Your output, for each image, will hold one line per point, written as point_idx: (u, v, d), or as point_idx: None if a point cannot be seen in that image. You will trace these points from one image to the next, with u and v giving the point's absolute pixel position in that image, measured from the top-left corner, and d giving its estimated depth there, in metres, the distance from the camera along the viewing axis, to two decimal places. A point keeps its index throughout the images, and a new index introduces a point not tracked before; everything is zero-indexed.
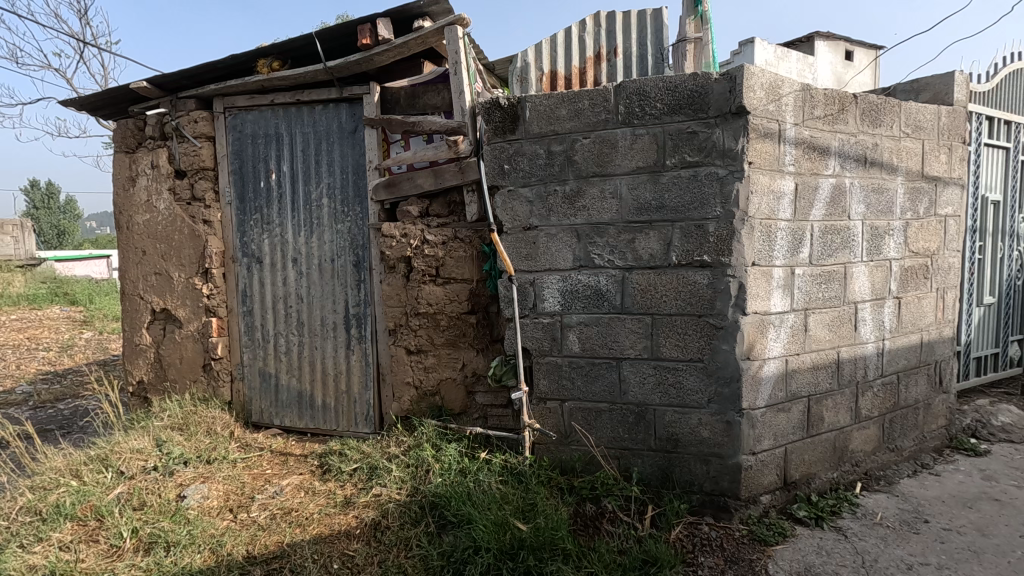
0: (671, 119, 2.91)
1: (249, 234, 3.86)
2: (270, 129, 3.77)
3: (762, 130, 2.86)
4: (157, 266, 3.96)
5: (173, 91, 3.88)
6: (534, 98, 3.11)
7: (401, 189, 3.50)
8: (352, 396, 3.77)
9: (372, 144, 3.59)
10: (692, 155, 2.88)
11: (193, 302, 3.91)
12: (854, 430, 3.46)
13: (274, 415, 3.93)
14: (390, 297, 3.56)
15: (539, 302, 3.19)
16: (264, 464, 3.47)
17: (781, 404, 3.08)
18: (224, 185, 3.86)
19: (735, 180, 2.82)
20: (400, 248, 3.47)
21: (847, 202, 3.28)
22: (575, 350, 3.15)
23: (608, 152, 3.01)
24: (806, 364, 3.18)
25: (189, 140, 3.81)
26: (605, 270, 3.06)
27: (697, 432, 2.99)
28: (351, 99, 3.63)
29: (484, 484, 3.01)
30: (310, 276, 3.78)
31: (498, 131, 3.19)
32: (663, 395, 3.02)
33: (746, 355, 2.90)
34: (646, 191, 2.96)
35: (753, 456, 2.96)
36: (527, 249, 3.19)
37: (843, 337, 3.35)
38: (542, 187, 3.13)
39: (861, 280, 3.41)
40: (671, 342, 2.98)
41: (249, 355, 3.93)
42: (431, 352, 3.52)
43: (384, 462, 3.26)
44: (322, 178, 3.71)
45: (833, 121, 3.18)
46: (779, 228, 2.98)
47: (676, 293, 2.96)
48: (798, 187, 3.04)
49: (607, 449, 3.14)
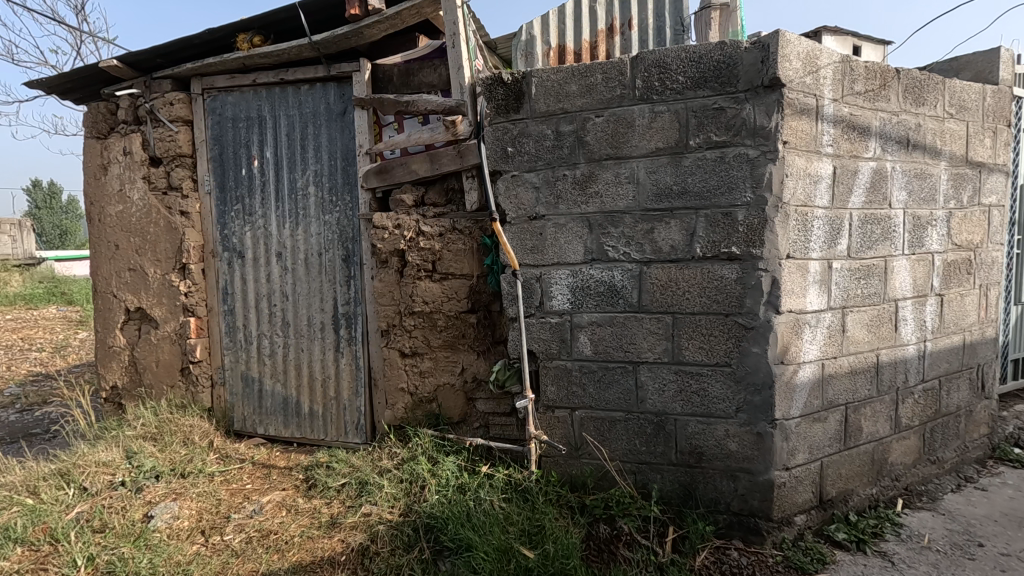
0: (695, 94, 2.59)
1: (230, 226, 3.55)
2: (253, 112, 3.47)
3: (798, 105, 2.54)
4: (131, 261, 3.64)
5: (147, 71, 3.56)
6: (541, 73, 2.79)
7: (394, 176, 3.19)
8: (341, 403, 3.45)
9: (362, 127, 3.27)
10: (719, 134, 2.57)
11: (170, 300, 3.60)
12: (893, 442, 3.13)
13: (258, 423, 3.62)
14: (382, 295, 3.25)
15: (546, 300, 2.87)
16: (244, 479, 3.16)
17: (817, 413, 2.76)
18: (203, 172, 3.55)
19: (768, 162, 2.51)
20: (392, 241, 3.16)
21: (888, 188, 2.96)
22: (587, 353, 2.83)
23: (623, 131, 2.70)
24: (843, 368, 2.85)
25: (165, 123, 3.50)
26: (619, 264, 2.75)
27: (724, 445, 2.67)
28: (339, 78, 3.32)
29: (486, 503, 2.70)
30: (296, 272, 3.46)
31: (501, 110, 2.87)
32: (685, 404, 2.70)
33: (779, 360, 2.58)
34: (666, 175, 2.64)
35: (786, 472, 2.64)
36: (533, 241, 2.87)
37: (883, 338, 3.03)
38: (549, 172, 2.82)
39: (903, 275, 3.09)
40: (694, 344, 2.67)
41: (230, 357, 3.62)
42: (427, 355, 3.20)
43: (375, 476, 2.96)
44: (308, 165, 3.40)
45: (874, 98, 2.85)
46: (815, 217, 2.66)
47: (699, 290, 2.64)
48: (836, 170, 2.72)
49: (623, 463, 2.83)
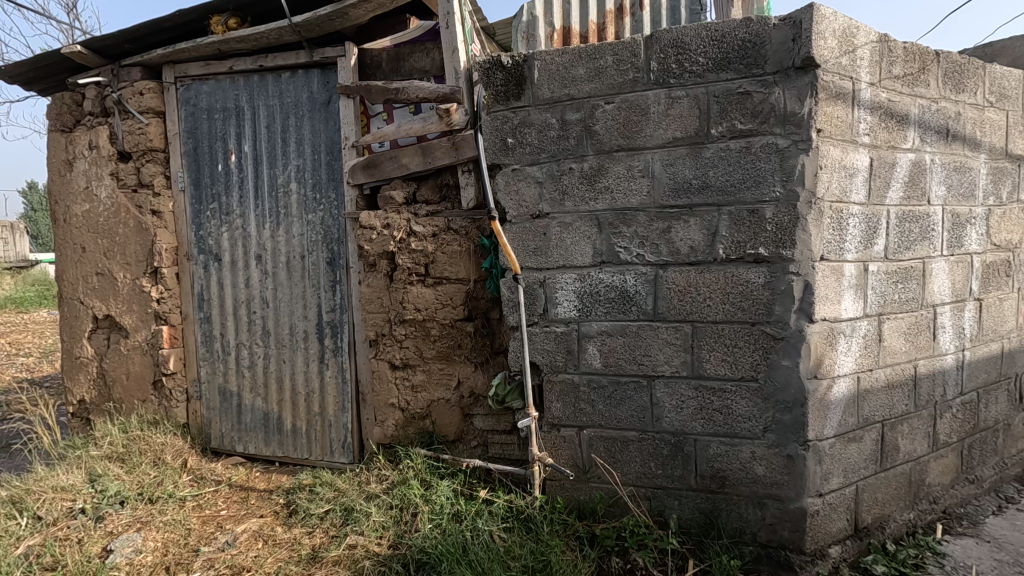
0: (717, 77, 2.31)
1: (206, 226, 3.27)
2: (229, 102, 3.18)
3: (833, 88, 2.26)
4: (98, 265, 3.35)
5: (114, 58, 3.28)
6: (545, 55, 2.51)
7: (383, 171, 2.91)
8: (326, 419, 3.16)
9: (349, 117, 2.99)
10: (744, 122, 2.29)
11: (140, 307, 3.31)
12: (931, 461, 2.86)
13: (236, 441, 3.33)
14: (370, 301, 2.96)
15: (551, 308, 2.59)
16: (218, 504, 2.88)
17: (852, 432, 2.48)
18: (177, 168, 3.26)
19: (801, 153, 2.24)
20: (381, 242, 2.88)
21: (927, 182, 2.68)
22: (596, 366, 2.55)
23: (636, 119, 2.42)
24: (880, 383, 2.58)
25: (135, 115, 3.21)
26: (632, 267, 2.47)
27: (750, 469, 2.39)
28: (323, 64, 3.03)
29: (484, 535, 2.43)
30: (277, 276, 3.18)
31: (500, 97, 2.59)
32: (707, 422, 2.43)
33: (812, 374, 2.31)
34: (685, 168, 2.37)
35: (820, 499, 2.37)
36: (536, 242, 2.59)
37: (920, 347, 2.76)
38: (554, 165, 2.55)
39: (941, 278, 2.81)
40: (716, 357, 2.39)
41: (207, 369, 3.33)
42: (420, 367, 2.93)
43: (362, 503, 2.68)
44: (290, 159, 3.12)
45: (913, 83, 2.57)
46: (851, 214, 2.38)
47: (722, 296, 2.36)
48: (873, 163, 2.44)
49: (637, 488, 2.55)
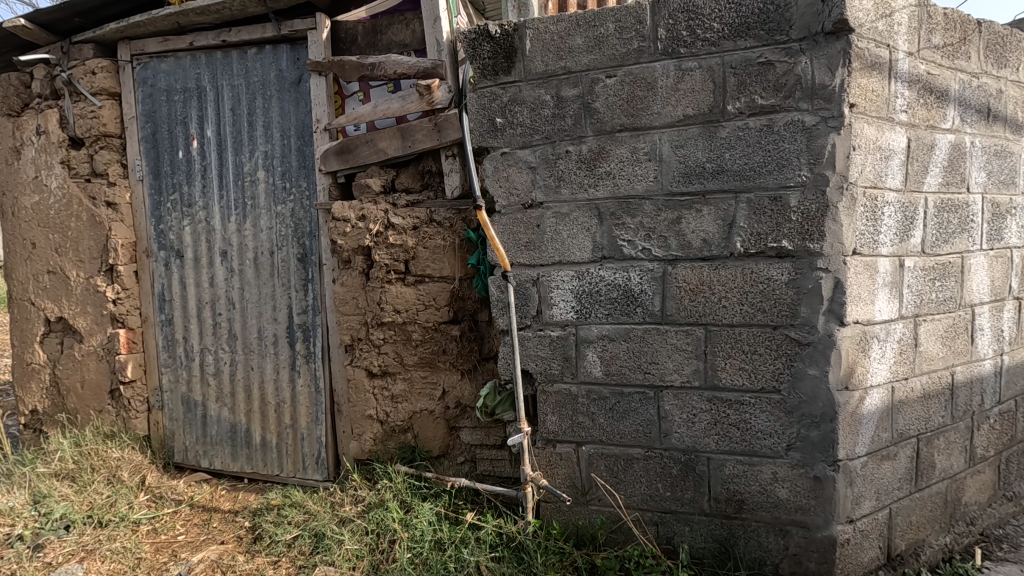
0: (735, 45, 2.02)
1: (166, 220, 2.97)
2: (190, 82, 2.88)
3: (868, 57, 1.97)
4: (49, 262, 3.06)
5: (64, 34, 2.98)
6: (538, 23, 2.21)
7: (358, 156, 2.61)
8: (298, 432, 2.87)
9: (320, 97, 2.69)
10: (765, 97, 2.00)
11: (95, 308, 3.01)
12: (967, 477, 2.57)
13: (202, 455, 3.04)
14: (345, 302, 2.67)
15: (545, 309, 2.31)
16: (176, 528, 2.58)
17: (886, 449, 2.19)
18: (134, 156, 2.97)
19: (831, 131, 1.94)
20: (356, 236, 2.59)
21: (967, 167, 2.39)
22: (596, 375, 2.26)
23: (642, 95, 2.13)
24: (915, 393, 2.29)
25: (87, 97, 2.92)
26: (637, 263, 2.18)
27: (771, 492, 2.11)
28: (292, 39, 2.74)
29: (469, 567, 2.14)
30: (244, 274, 2.89)
31: (487, 71, 2.30)
32: (721, 439, 2.14)
33: (843, 385, 2.03)
34: (697, 150, 2.08)
35: (850, 526, 2.08)
36: (529, 235, 2.30)
37: (958, 352, 2.47)
38: (548, 148, 2.26)
39: (980, 275, 2.52)
40: (732, 365, 2.10)
41: (169, 376, 3.04)
42: (400, 375, 2.64)
43: (333, 528, 2.39)
44: (257, 145, 2.82)
45: (954, 55, 2.28)
46: (886, 202, 2.09)
47: (740, 296, 2.07)
48: (910, 144, 2.15)
49: (641, 512, 2.26)
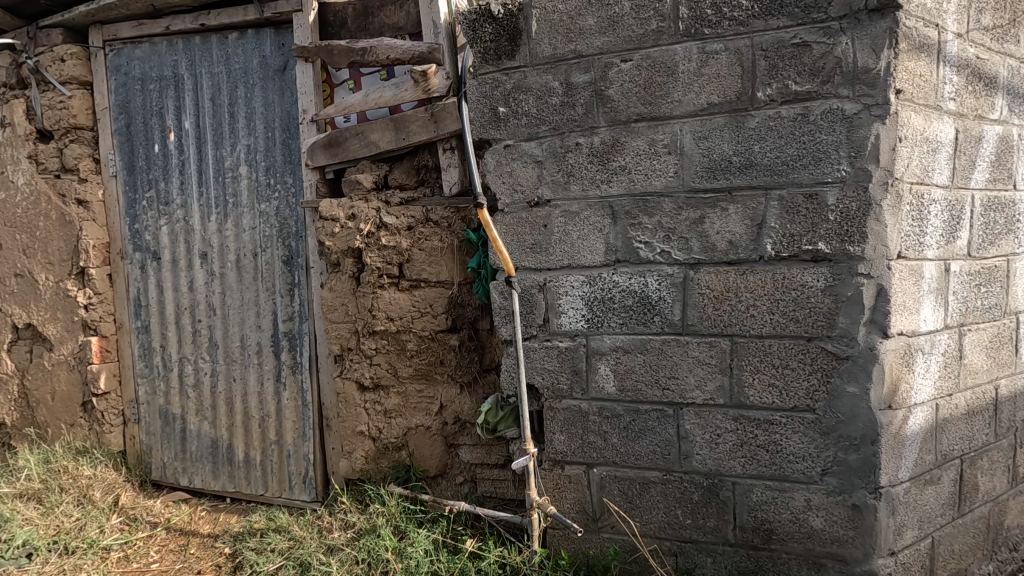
0: (766, 24, 1.80)
1: (142, 219, 2.76)
2: (166, 70, 2.67)
3: (916, 37, 1.76)
4: (17, 264, 2.84)
5: (31, 18, 2.76)
6: (545, 2, 2.00)
7: (348, 150, 2.40)
8: (284, 448, 2.66)
9: (307, 85, 2.47)
10: (801, 82, 1.79)
11: (66, 314, 2.79)
12: (1010, 499, 2.36)
13: (181, 472, 2.82)
14: (333, 308, 2.46)
15: (553, 317, 2.10)
16: (150, 555, 2.37)
17: (929, 473, 1.98)
18: (107, 150, 2.76)
19: (875, 121, 1.73)
20: (345, 237, 2.38)
21: (1014, 162, 2.18)
22: (609, 391, 2.05)
23: (661, 81, 1.91)
24: (959, 410, 2.08)
25: (55, 86, 2.70)
26: (654, 267, 1.97)
27: (804, 521, 1.90)
28: (276, 22, 2.52)
29: None
30: (225, 277, 2.67)
31: (489, 55, 2.08)
32: (748, 463, 1.93)
33: (886, 404, 1.82)
34: (723, 141, 1.86)
35: (892, 559, 1.87)
36: (534, 236, 2.09)
37: (1002, 363, 2.26)
38: (556, 140, 2.04)
39: None
40: (761, 381, 1.89)
41: (146, 387, 2.83)
42: (394, 387, 2.43)
43: (320, 557, 2.18)
44: (239, 138, 2.60)
45: (1003, 38, 2.07)
46: (932, 199, 1.88)
47: (770, 304, 1.86)
48: (958, 136, 1.94)
49: (658, 541, 2.05)
